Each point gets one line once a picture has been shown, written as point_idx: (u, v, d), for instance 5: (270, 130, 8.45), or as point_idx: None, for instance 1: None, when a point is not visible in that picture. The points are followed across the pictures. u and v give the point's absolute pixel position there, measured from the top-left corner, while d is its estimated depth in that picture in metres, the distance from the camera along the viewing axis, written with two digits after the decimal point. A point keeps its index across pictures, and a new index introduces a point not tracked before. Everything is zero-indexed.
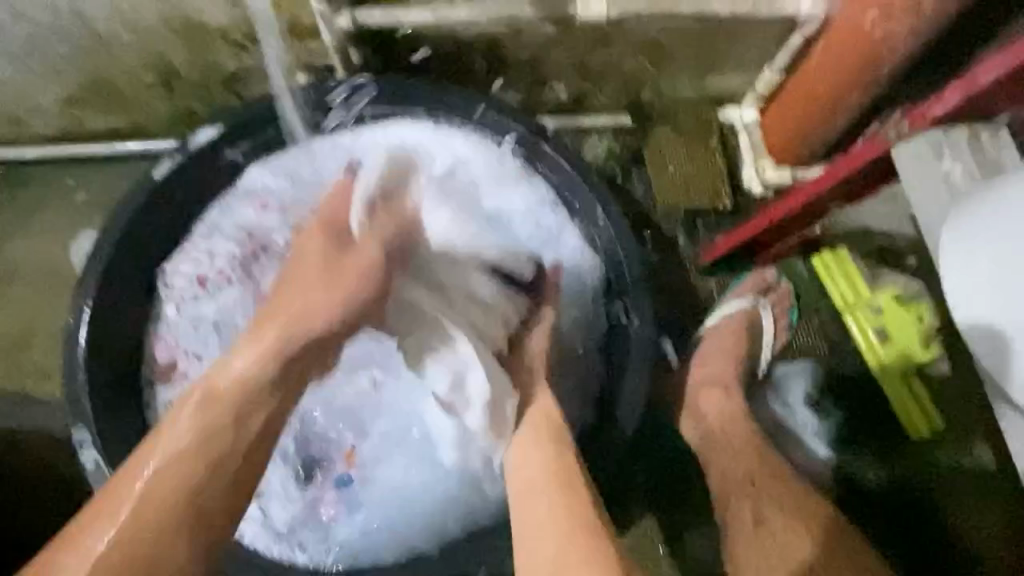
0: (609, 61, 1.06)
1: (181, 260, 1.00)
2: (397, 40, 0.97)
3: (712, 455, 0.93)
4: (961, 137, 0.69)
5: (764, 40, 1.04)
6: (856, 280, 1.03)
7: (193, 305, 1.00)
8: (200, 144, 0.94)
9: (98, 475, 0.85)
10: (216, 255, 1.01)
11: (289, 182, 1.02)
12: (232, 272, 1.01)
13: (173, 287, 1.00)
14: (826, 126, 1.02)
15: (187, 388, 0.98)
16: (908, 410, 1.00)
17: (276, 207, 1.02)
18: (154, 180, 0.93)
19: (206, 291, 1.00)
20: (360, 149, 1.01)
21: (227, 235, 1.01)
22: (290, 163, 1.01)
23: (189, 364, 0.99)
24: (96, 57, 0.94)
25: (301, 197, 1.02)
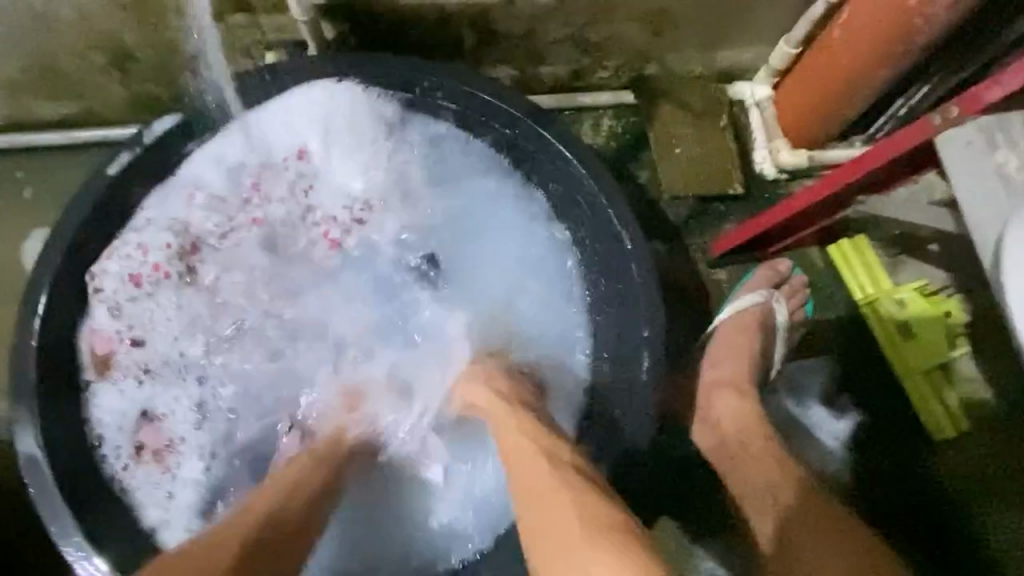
0: (610, 34, 0.97)
1: (109, 258, 0.87)
2: (376, 13, 0.87)
3: (726, 462, 0.87)
4: (1014, 122, 0.61)
5: (779, 10, 0.95)
6: (878, 270, 0.97)
7: (130, 307, 0.89)
8: (156, 135, 0.86)
9: (54, 511, 0.77)
10: (149, 248, 0.89)
11: (224, 169, 0.91)
12: (168, 264, 0.90)
13: (104, 289, 0.87)
14: (847, 104, 0.94)
15: (120, 391, 0.87)
16: (932, 409, 0.94)
17: (210, 197, 0.91)
18: (110, 174, 0.84)
19: (143, 290, 0.89)
20: (297, 129, 0.91)
21: (160, 227, 0.89)
22: (224, 146, 0.90)
23: (123, 367, 0.88)
24: (36, 36, 0.84)
25: (234, 180, 0.92)
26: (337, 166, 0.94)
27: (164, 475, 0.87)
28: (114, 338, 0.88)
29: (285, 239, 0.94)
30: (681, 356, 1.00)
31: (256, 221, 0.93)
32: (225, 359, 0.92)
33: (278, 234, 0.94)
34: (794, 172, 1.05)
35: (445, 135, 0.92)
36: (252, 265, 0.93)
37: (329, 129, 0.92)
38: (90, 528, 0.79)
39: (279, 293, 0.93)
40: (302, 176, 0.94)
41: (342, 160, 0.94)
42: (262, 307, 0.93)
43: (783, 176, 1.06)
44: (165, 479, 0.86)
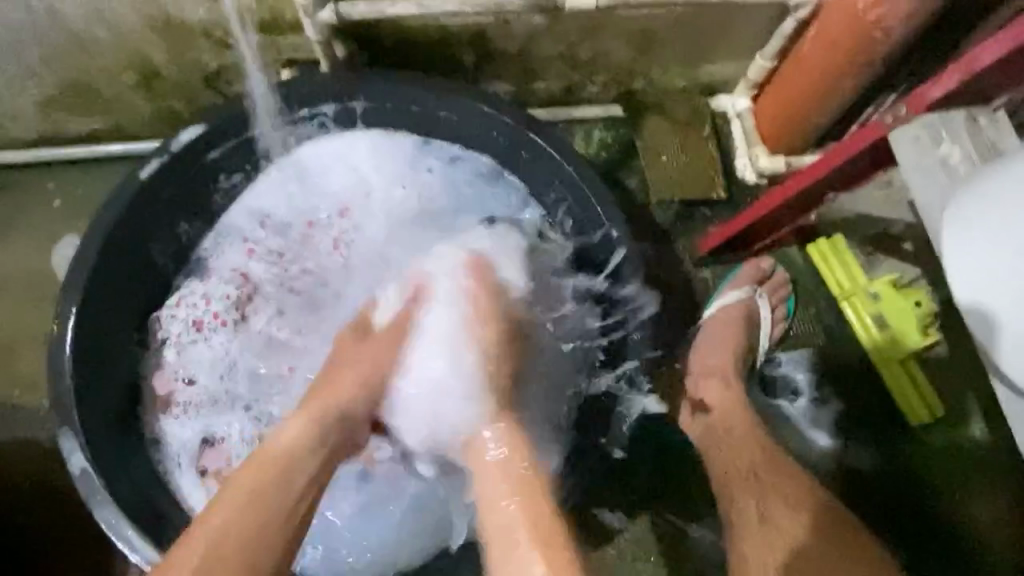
0: (599, 51, 1.04)
1: (178, 304, 1.01)
2: (384, 32, 0.95)
3: (713, 446, 0.92)
4: (957, 121, 0.68)
5: (755, 28, 1.03)
6: (853, 267, 1.03)
7: (190, 347, 1.01)
8: (183, 144, 0.92)
9: (90, 486, 0.83)
10: (210, 298, 1.02)
11: (270, 226, 1.05)
12: (226, 313, 1.02)
13: (169, 331, 1.01)
14: (820, 112, 1.01)
15: (187, 423, 0.99)
16: (908, 395, 0.99)
17: (262, 254, 1.05)
18: (141, 178, 0.91)
19: (202, 333, 1.01)
20: (333, 184, 1.06)
21: (223, 278, 1.03)
22: (267, 211, 1.05)
23: (187, 398, 0.99)
24: (74, 55, 0.91)
25: (281, 233, 1.05)
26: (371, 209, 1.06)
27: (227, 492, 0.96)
28: (182, 377, 1.00)
29: (332, 280, 1.05)
30: (671, 349, 1.06)
31: (305, 267, 1.06)
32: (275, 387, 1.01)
33: (326, 274, 1.06)
34: (773, 177, 1.12)
35: (454, 172, 1.05)
36: (305, 306, 1.05)
37: (359, 182, 1.06)
38: (122, 504, 0.84)
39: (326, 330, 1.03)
40: (344, 226, 1.06)
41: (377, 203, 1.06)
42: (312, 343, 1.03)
43: (762, 181, 1.13)
44: None
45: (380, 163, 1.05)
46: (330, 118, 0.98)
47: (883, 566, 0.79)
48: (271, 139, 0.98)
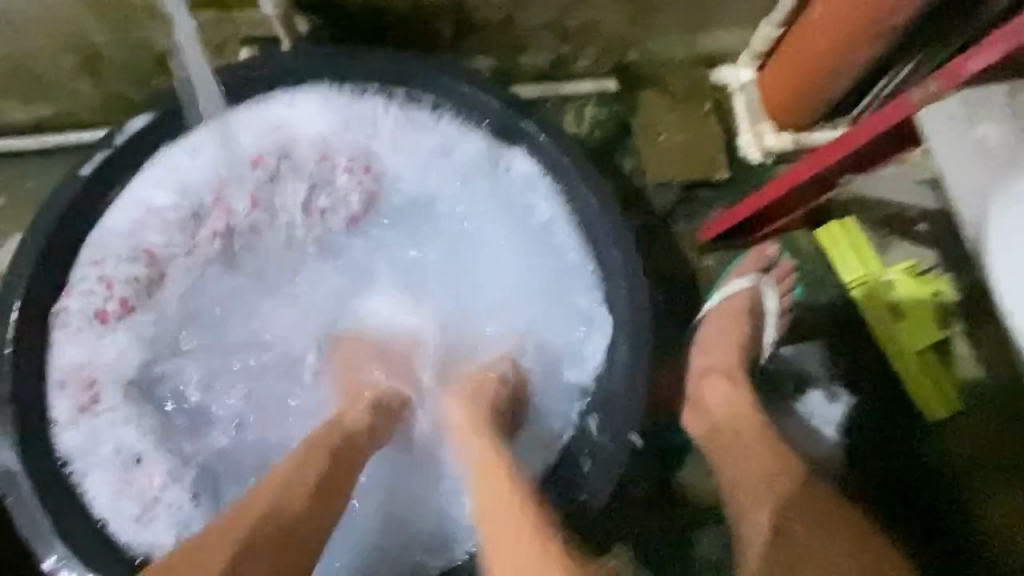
0: (589, 20, 0.95)
1: (69, 297, 0.85)
2: (350, 5, 0.85)
3: (718, 451, 0.86)
4: (997, 97, 0.60)
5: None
6: (866, 252, 0.96)
7: (95, 338, 0.86)
8: (127, 136, 0.84)
9: (27, 514, 0.77)
10: (113, 281, 0.86)
11: (173, 196, 0.88)
12: (134, 298, 0.87)
13: (69, 323, 0.85)
14: (831, 86, 0.93)
15: (88, 432, 0.83)
16: (925, 390, 0.93)
17: (167, 221, 0.88)
18: (82, 176, 0.83)
19: (110, 329, 0.86)
20: (246, 135, 0.89)
21: (125, 256, 0.87)
22: (168, 176, 0.87)
23: (90, 402, 0.84)
24: (3, 36, 0.82)
25: (191, 197, 0.89)
26: (290, 158, 0.90)
27: (142, 522, 0.82)
28: (84, 381, 0.84)
29: (260, 248, 0.92)
30: (672, 343, 0.99)
31: (230, 238, 0.91)
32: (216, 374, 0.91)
33: (247, 245, 0.92)
34: (780, 155, 1.04)
35: (388, 110, 0.89)
36: (226, 275, 0.92)
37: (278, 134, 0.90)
38: (70, 535, 0.78)
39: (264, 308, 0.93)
40: (272, 184, 0.91)
41: (309, 156, 0.91)
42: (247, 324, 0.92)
43: (769, 160, 1.05)
44: (148, 525, 0.82)
45: (319, 113, 0.89)
46: (281, 105, 0.88)
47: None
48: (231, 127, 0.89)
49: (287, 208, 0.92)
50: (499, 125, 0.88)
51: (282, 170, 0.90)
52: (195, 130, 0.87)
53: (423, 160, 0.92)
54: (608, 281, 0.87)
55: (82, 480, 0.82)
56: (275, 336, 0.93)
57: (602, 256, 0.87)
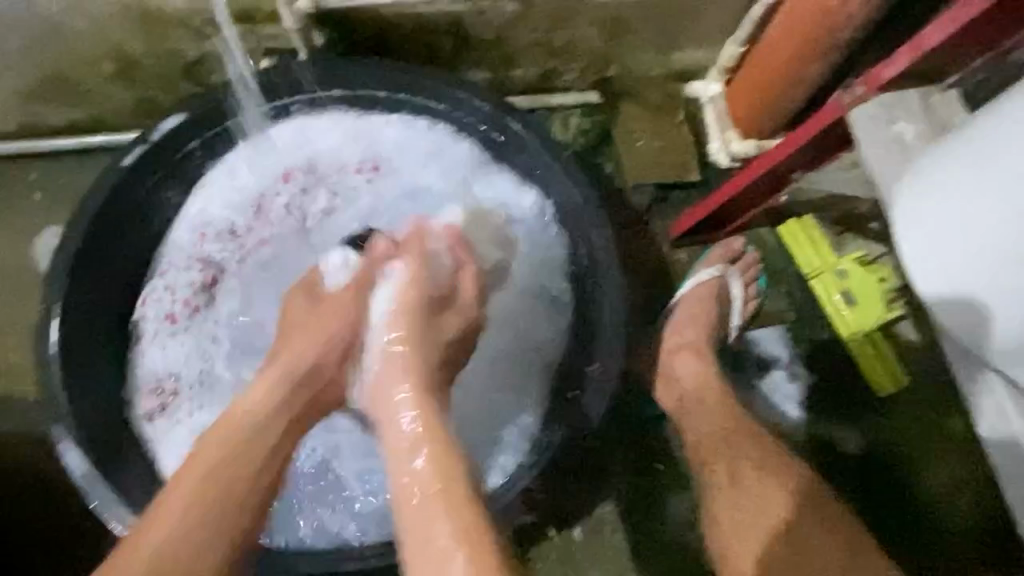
0: (573, 38, 1.07)
1: (145, 305, 0.99)
2: (360, 21, 0.96)
3: (689, 421, 0.95)
4: (912, 99, 0.71)
5: (723, 15, 1.06)
6: (821, 245, 1.07)
7: (166, 337, 0.99)
8: (165, 133, 0.93)
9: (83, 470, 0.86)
10: (176, 288, 1.00)
11: (225, 209, 1.01)
12: (196, 300, 1.00)
13: (146, 327, 0.99)
14: (787, 97, 1.04)
15: (168, 418, 0.96)
16: (875, 367, 1.03)
17: (219, 232, 1.01)
18: (123, 167, 0.92)
19: (177, 326, 0.99)
20: (280, 154, 1.02)
21: (184, 265, 1.00)
22: (216, 198, 1.01)
23: (165, 392, 0.97)
24: (53, 46, 0.92)
25: (240, 208, 1.02)
26: (318, 167, 1.03)
27: None
28: (156, 375, 0.98)
29: (300, 247, 1.03)
30: (649, 328, 1.09)
31: (275, 242, 1.02)
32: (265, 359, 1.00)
33: (288, 246, 1.03)
34: (745, 160, 1.15)
35: (391, 119, 1.01)
36: (271, 272, 1.02)
37: (303, 145, 1.02)
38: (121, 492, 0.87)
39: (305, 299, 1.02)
40: (304, 190, 1.03)
41: (335, 160, 1.03)
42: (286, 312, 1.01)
43: (735, 165, 1.17)
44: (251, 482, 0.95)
45: (338, 125, 1.02)
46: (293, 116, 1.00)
47: (850, 527, 0.82)
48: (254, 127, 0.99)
49: (322, 211, 1.04)
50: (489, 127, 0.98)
51: (313, 178, 1.03)
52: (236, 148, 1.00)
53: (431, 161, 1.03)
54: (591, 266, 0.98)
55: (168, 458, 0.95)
56: None
57: (585, 244, 0.98)
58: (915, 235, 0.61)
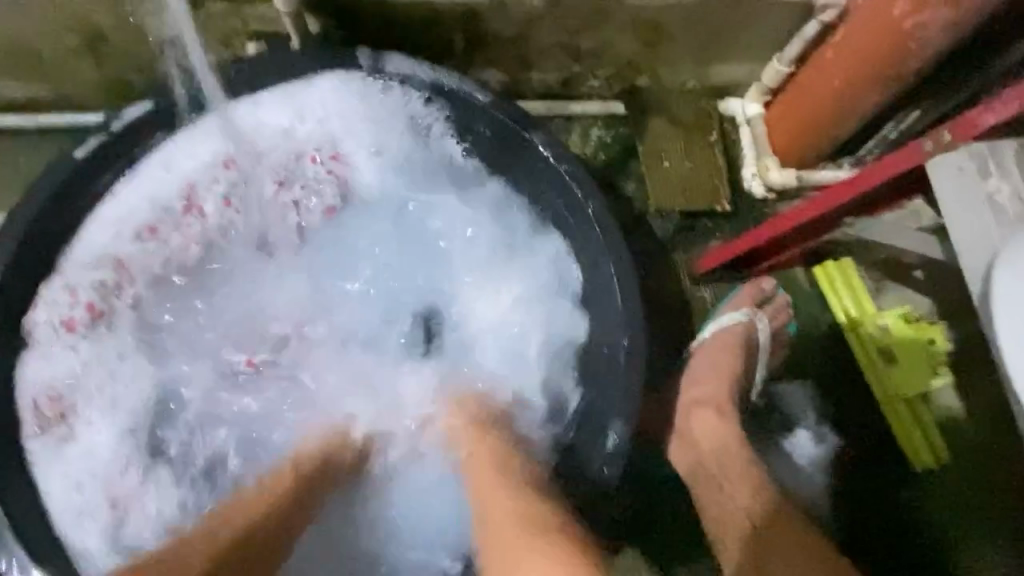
0: (601, 42, 0.95)
1: (35, 310, 0.82)
2: (362, 9, 0.84)
3: (704, 487, 0.84)
4: (1008, 152, 0.60)
5: (772, 29, 0.94)
6: (862, 295, 0.96)
7: (65, 352, 0.83)
8: (126, 123, 0.81)
9: None
10: (79, 289, 0.84)
11: (146, 200, 0.86)
12: (104, 305, 0.85)
13: (36, 335, 0.82)
14: (837, 128, 0.92)
15: (65, 450, 0.82)
16: (913, 437, 0.92)
17: (139, 225, 0.86)
18: (75, 159, 0.80)
19: (77, 337, 0.84)
20: (216, 140, 0.86)
21: (91, 264, 0.84)
22: (137, 191, 0.85)
23: (59, 411, 0.82)
24: (6, 13, 0.80)
25: (162, 196, 0.86)
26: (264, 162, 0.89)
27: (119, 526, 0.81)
28: (49, 390, 0.82)
29: (241, 247, 0.91)
30: (662, 372, 0.99)
31: (208, 243, 0.90)
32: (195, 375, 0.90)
33: (229, 246, 0.91)
34: (783, 192, 1.04)
35: (362, 104, 0.87)
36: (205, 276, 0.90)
37: (246, 130, 0.87)
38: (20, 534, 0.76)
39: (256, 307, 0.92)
40: (245, 181, 0.89)
41: (286, 143, 0.89)
42: (222, 326, 0.91)
43: (771, 196, 1.04)
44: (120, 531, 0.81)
45: (292, 108, 0.87)
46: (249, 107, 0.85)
47: None
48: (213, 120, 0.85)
49: (273, 207, 0.91)
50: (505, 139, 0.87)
51: (252, 169, 0.89)
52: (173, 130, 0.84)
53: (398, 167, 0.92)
54: (603, 303, 0.86)
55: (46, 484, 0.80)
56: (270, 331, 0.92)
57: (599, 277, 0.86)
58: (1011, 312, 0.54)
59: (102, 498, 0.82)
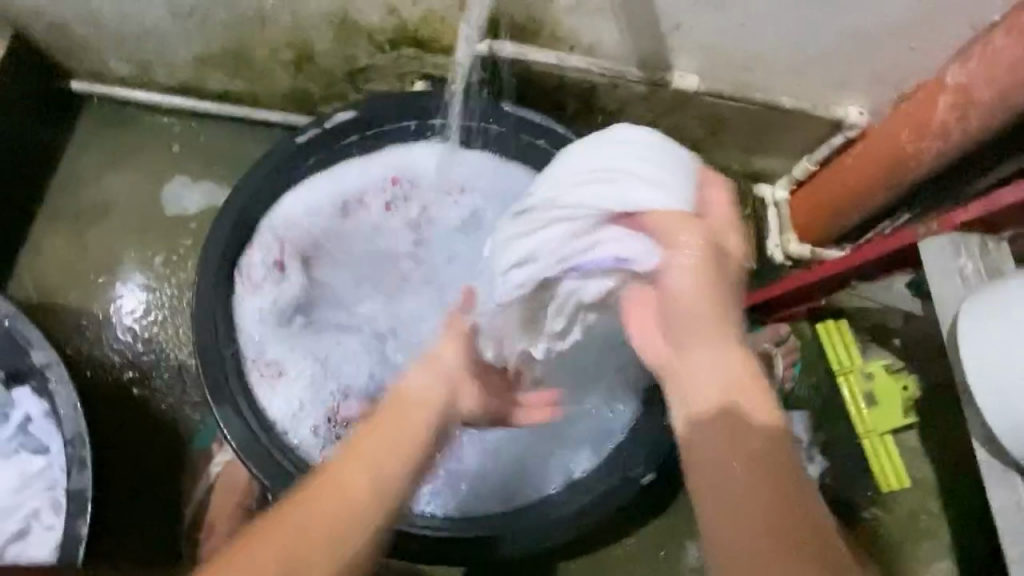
0: (678, 123, 1.23)
1: (253, 260, 1.02)
2: (512, 71, 1.10)
3: None
4: (974, 242, 0.87)
5: (805, 138, 1.23)
6: (852, 349, 1.20)
7: (272, 302, 1.03)
8: (338, 124, 1.02)
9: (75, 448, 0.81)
10: (282, 253, 1.04)
11: (328, 196, 1.06)
12: (291, 272, 1.05)
13: (249, 286, 1.01)
14: (847, 217, 1.20)
15: (273, 388, 1.00)
16: (885, 466, 1.16)
17: (319, 215, 1.07)
18: (296, 142, 1.01)
19: (284, 285, 1.04)
20: (383, 162, 1.08)
21: (279, 237, 1.04)
22: (320, 189, 1.06)
23: (261, 358, 1.01)
24: (251, 29, 1.04)
25: (336, 192, 1.07)
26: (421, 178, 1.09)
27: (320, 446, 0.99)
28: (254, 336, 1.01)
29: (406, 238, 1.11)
30: None
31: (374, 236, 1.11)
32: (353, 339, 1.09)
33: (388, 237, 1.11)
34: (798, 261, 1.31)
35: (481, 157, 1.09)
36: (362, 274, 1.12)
37: (397, 170, 1.08)
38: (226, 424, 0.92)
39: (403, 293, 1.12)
40: (397, 195, 1.09)
41: (442, 171, 1.09)
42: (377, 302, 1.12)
43: (787, 263, 1.31)
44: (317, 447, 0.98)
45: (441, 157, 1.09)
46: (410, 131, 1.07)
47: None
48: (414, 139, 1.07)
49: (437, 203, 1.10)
50: None
51: (409, 187, 1.10)
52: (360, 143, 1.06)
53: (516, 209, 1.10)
54: None
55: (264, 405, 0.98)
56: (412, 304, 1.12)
57: None
58: (978, 353, 0.76)
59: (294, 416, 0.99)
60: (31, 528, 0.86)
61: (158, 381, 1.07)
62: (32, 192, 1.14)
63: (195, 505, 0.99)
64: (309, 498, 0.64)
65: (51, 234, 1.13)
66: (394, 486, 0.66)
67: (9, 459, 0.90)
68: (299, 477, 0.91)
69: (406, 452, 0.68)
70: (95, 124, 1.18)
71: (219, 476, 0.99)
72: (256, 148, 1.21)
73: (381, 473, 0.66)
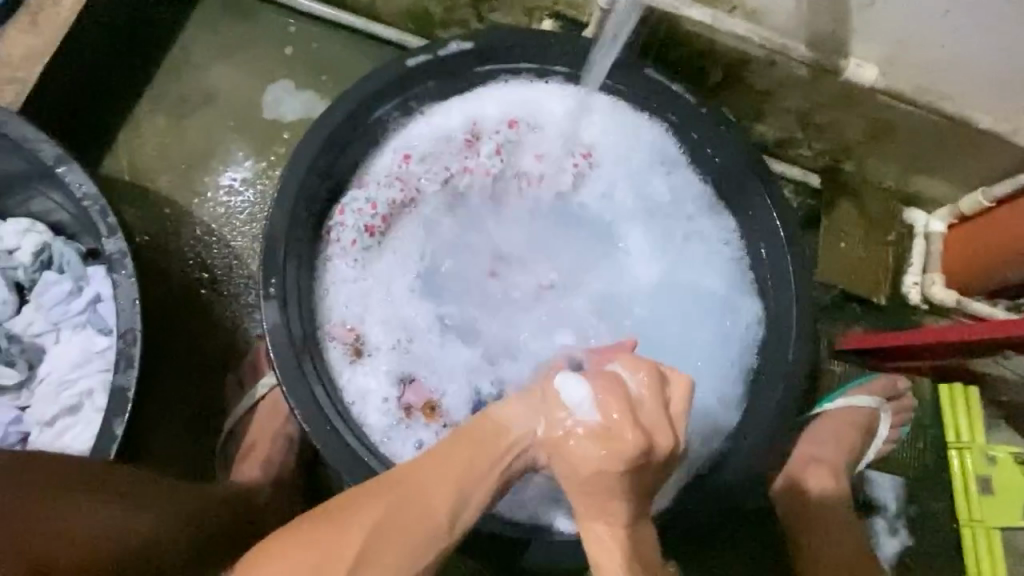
0: (836, 121, 1.04)
1: (344, 215, 0.95)
2: (656, 22, 0.96)
3: (803, 530, 0.96)
4: None
5: (987, 163, 1.02)
6: (977, 423, 1.04)
7: (363, 254, 0.95)
8: (455, 52, 0.91)
9: (124, 350, 0.82)
10: (376, 204, 0.96)
11: (436, 139, 0.98)
12: (394, 217, 0.97)
13: (344, 233, 0.94)
14: (1013, 270, 0.98)
15: (341, 348, 0.91)
16: (985, 565, 1.01)
17: (425, 156, 0.98)
18: (406, 64, 0.91)
19: (375, 240, 0.96)
20: (501, 101, 0.98)
21: (384, 182, 0.96)
22: (432, 125, 0.97)
23: (342, 313, 0.93)
24: None
25: (441, 139, 0.98)
26: (540, 135, 0.99)
27: (388, 408, 0.90)
28: (348, 283, 0.94)
29: (523, 196, 1.00)
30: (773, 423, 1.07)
31: (484, 188, 0.99)
32: (448, 296, 0.98)
33: (503, 194, 1.00)
34: (937, 307, 1.11)
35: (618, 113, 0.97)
36: (450, 221, 0.99)
37: (516, 116, 0.98)
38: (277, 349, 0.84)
39: (516, 256, 1.00)
40: (512, 144, 0.99)
41: (570, 131, 0.99)
42: (487, 259, 1.00)
43: (924, 305, 1.12)
44: (387, 411, 0.90)
45: (567, 113, 0.98)
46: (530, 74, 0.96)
47: None
48: (548, 91, 0.97)
49: (560, 164, 0.99)
50: (738, 189, 0.93)
51: (529, 136, 0.99)
52: (474, 91, 0.97)
53: (645, 197, 0.98)
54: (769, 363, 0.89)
55: (337, 367, 0.90)
56: (519, 266, 1.00)
57: (791, 330, 0.89)
58: None
59: (369, 379, 0.91)
60: (83, 404, 0.91)
61: (228, 286, 1.06)
62: (143, 68, 1.13)
63: (232, 420, 0.99)
64: (388, 492, 0.63)
65: (153, 116, 1.12)
66: (461, 506, 0.64)
67: (75, 332, 0.95)
68: (342, 425, 0.83)
69: (472, 476, 0.65)
70: (212, 9, 1.14)
71: (264, 397, 0.98)
72: (365, 63, 1.13)
73: (462, 488, 0.64)
